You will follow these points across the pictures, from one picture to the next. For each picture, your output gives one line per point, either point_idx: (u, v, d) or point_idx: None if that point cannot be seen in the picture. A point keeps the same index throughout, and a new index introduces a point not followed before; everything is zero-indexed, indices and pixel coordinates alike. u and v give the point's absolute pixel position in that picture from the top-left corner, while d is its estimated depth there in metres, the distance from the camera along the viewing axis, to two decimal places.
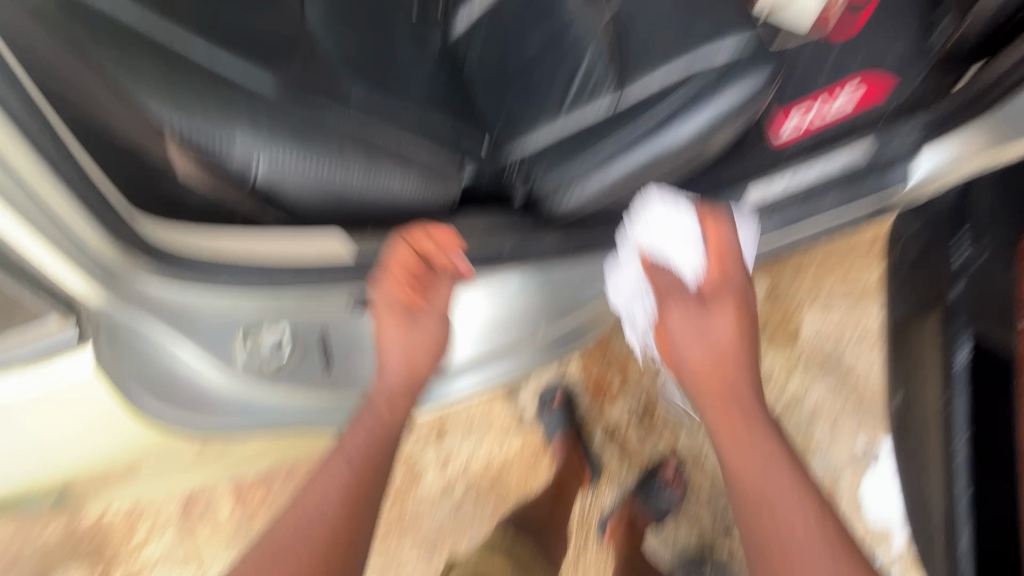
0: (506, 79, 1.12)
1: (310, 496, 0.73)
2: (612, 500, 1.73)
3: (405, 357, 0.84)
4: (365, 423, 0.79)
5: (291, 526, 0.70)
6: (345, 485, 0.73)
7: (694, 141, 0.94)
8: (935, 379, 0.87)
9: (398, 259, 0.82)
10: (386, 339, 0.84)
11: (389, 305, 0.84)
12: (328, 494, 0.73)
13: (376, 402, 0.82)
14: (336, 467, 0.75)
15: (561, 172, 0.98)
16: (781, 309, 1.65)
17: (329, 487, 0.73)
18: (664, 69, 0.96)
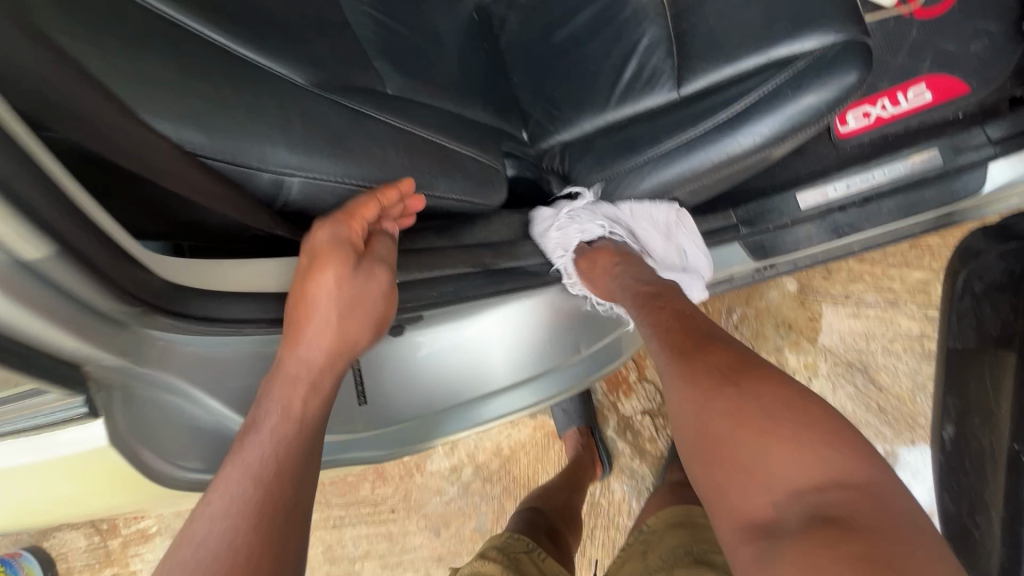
0: (550, 62, 1.01)
1: (229, 470, 0.59)
2: (622, 493, 1.71)
3: (350, 323, 0.66)
4: (291, 391, 0.64)
5: (209, 502, 0.56)
6: (255, 490, 0.57)
7: (764, 149, 0.84)
8: (1010, 422, 0.78)
9: (360, 204, 0.65)
10: (317, 306, 0.65)
11: (336, 246, 0.65)
12: (240, 483, 0.57)
13: (284, 381, 0.64)
14: (263, 414, 0.62)
15: (612, 171, 0.93)
16: (808, 309, 1.60)
17: (244, 471, 0.58)
18: (737, 62, 0.85)
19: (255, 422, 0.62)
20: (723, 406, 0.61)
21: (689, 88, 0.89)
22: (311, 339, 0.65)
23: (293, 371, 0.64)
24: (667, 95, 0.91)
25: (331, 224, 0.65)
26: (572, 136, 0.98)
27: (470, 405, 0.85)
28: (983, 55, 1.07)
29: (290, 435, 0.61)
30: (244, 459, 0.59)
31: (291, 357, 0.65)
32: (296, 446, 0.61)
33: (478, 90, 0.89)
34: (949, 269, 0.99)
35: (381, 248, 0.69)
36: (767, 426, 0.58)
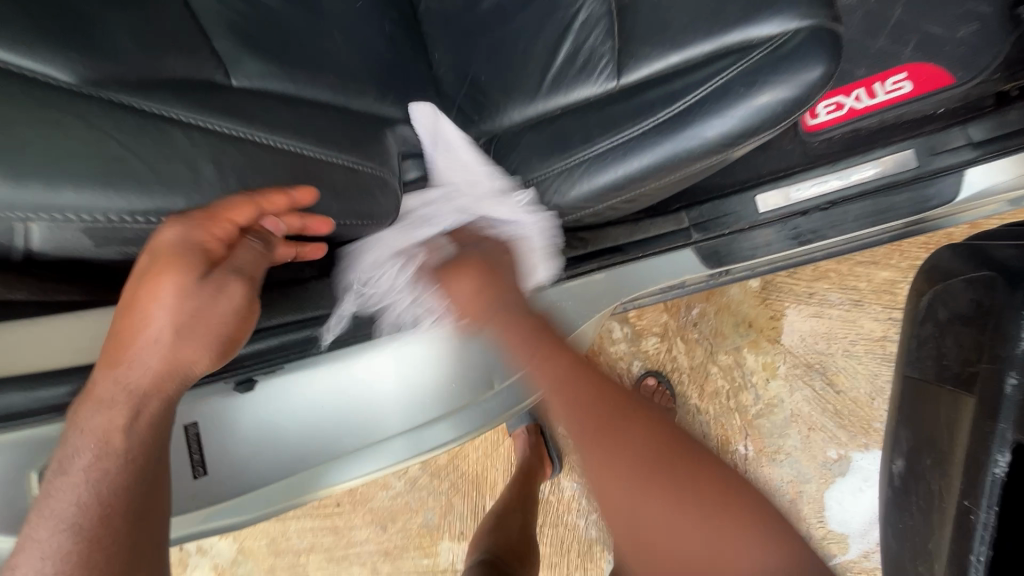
0: (475, 37, 0.85)
1: (47, 516, 0.54)
2: (571, 492, 1.65)
3: (187, 341, 0.56)
4: (106, 418, 0.54)
5: (28, 555, 0.53)
6: (73, 538, 0.53)
7: (710, 155, 0.71)
8: (961, 474, 0.70)
9: (233, 208, 0.54)
10: (151, 316, 0.54)
11: (185, 251, 0.53)
12: (63, 534, 0.53)
13: (105, 398, 0.54)
14: (74, 448, 0.55)
15: (539, 174, 0.78)
16: (770, 307, 1.51)
17: (63, 517, 0.54)
18: (685, 50, 0.72)
19: (66, 460, 0.55)
20: (605, 463, 0.55)
21: (631, 77, 0.75)
22: (138, 355, 0.55)
23: (114, 385, 0.54)
24: (606, 84, 0.77)
25: (182, 223, 0.52)
26: (499, 128, 0.83)
27: (354, 456, 0.73)
28: (971, 42, 0.95)
29: (110, 471, 0.55)
30: (63, 504, 0.54)
31: (122, 368, 0.55)
32: (120, 482, 0.55)
33: (374, 73, 0.73)
34: (915, 286, 0.88)
35: (245, 257, 0.59)
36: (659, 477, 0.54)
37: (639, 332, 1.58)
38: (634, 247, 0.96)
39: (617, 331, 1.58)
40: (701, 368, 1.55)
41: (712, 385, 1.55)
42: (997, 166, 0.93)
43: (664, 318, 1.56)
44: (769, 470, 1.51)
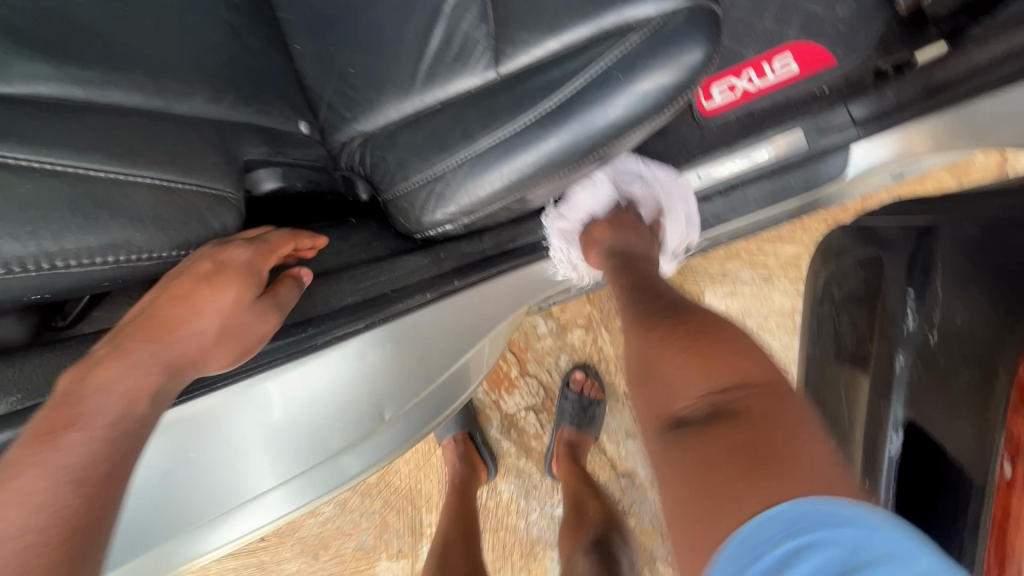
0: (339, 24, 0.76)
1: (16, 484, 0.40)
2: (509, 494, 1.62)
3: (223, 348, 0.56)
4: (141, 379, 0.49)
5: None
6: (49, 504, 0.40)
7: (597, 148, 0.67)
8: (860, 452, 0.71)
9: (279, 240, 0.61)
10: (201, 321, 0.54)
11: (249, 269, 0.57)
12: (49, 495, 0.40)
13: (138, 374, 0.49)
14: (89, 406, 0.45)
15: (420, 177, 0.71)
16: (688, 290, 1.53)
17: (51, 471, 0.41)
18: (562, 35, 0.66)
19: (72, 416, 0.44)
20: (655, 365, 0.57)
21: (507, 66, 0.69)
22: (177, 350, 0.53)
23: (147, 356, 0.50)
24: (482, 74, 0.70)
25: (249, 247, 0.58)
26: (373, 126, 0.75)
27: (230, 515, 0.68)
28: (850, 19, 0.96)
29: (126, 426, 0.46)
30: (46, 461, 0.41)
31: (155, 348, 0.51)
32: (120, 447, 0.45)
33: (211, 71, 0.63)
34: (815, 263, 0.89)
35: (285, 294, 0.61)
36: (666, 344, 0.59)
37: (563, 325, 1.58)
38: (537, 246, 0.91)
39: (542, 326, 1.58)
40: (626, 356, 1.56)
41: None
42: (869, 147, 0.94)
43: (587, 309, 1.56)
44: None
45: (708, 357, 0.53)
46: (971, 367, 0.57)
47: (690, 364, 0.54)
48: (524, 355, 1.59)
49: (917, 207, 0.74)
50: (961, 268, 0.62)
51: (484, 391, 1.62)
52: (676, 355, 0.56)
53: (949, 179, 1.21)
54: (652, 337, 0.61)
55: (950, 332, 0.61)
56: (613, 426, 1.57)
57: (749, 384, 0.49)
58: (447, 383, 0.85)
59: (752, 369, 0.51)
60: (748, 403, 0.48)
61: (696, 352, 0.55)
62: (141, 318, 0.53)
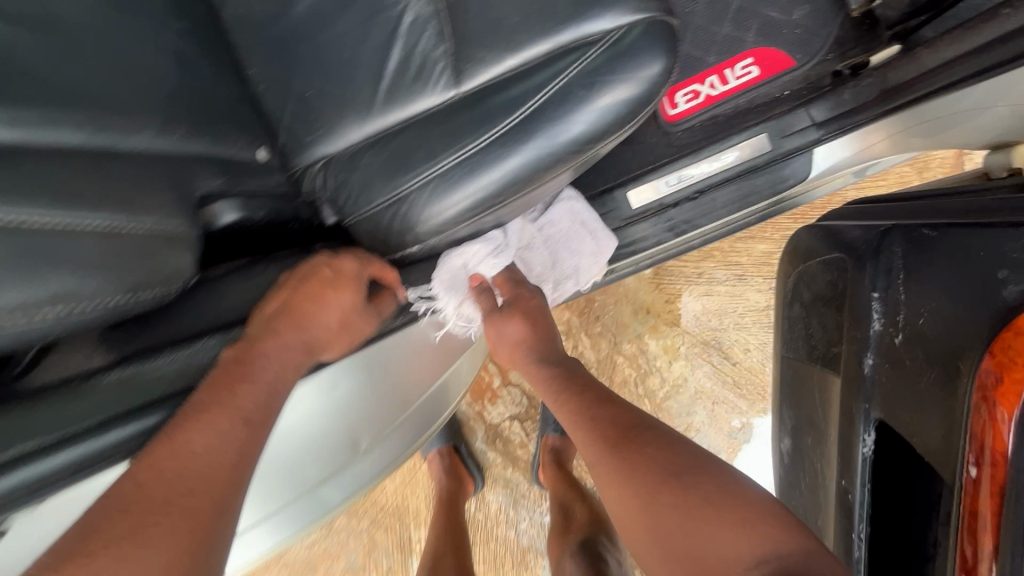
0: (295, 45, 0.74)
1: (206, 416, 0.54)
2: (497, 505, 1.61)
3: (337, 341, 0.67)
4: (286, 354, 0.62)
5: (188, 441, 0.52)
6: (224, 447, 0.54)
7: (561, 164, 0.66)
8: (836, 452, 0.71)
9: (378, 266, 0.71)
10: (321, 319, 0.66)
11: (355, 277, 0.69)
12: (225, 443, 0.55)
13: (277, 352, 0.61)
14: (254, 366, 0.59)
15: (385, 199, 0.70)
16: (665, 292, 1.54)
17: (230, 418, 0.55)
18: (521, 51, 0.66)
19: (244, 371, 0.58)
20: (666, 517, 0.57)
21: (467, 84, 0.68)
22: (304, 340, 0.64)
23: (286, 335, 0.63)
24: (442, 93, 0.69)
25: (358, 260, 0.70)
26: (334, 149, 0.73)
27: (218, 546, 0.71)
28: (806, 24, 0.97)
29: (273, 395, 0.60)
30: (227, 410, 0.56)
31: (296, 331, 0.64)
32: (261, 414, 0.58)
33: (159, 102, 0.61)
34: (786, 263, 0.90)
35: (386, 305, 0.72)
36: (660, 485, 0.59)
37: None
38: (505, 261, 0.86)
39: None
40: (607, 360, 1.57)
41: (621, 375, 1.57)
42: (829, 149, 0.95)
43: (567, 315, 1.56)
44: None
45: (707, 514, 0.55)
46: (935, 372, 0.57)
47: (714, 529, 0.54)
48: (506, 364, 1.59)
49: (868, 209, 0.75)
50: (919, 271, 0.62)
51: (468, 403, 1.61)
52: (687, 515, 0.56)
53: (910, 174, 1.24)
54: (649, 476, 0.61)
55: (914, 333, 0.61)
56: None
57: (781, 552, 0.51)
58: (424, 405, 0.82)
59: (776, 540, 0.52)
60: (797, 563, 0.50)
61: (688, 506, 0.56)
62: (277, 310, 0.64)
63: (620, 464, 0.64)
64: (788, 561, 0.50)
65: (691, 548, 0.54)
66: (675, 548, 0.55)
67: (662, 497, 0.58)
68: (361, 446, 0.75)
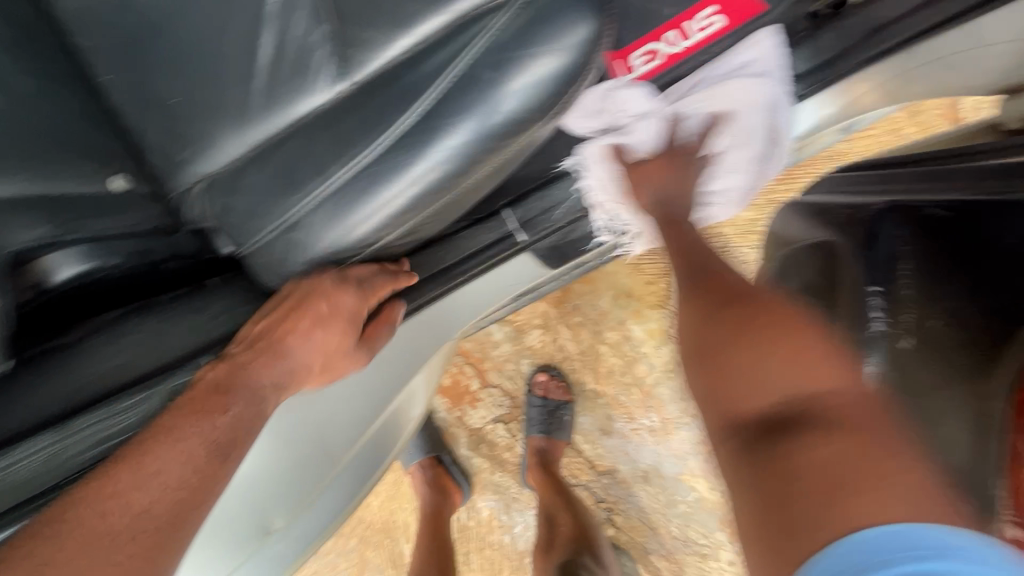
0: (148, 43, 0.60)
1: (172, 442, 0.51)
2: (489, 510, 1.53)
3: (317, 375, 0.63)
4: (269, 375, 0.58)
5: (155, 470, 0.50)
6: (183, 481, 0.51)
7: (480, 169, 0.53)
8: None
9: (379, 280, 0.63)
10: (311, 355, 0.61)
11: (350, 312, 0.61)
12: (186, 473, 0.51)
13: (262, 376, 0.58)
14: (236, 391, 0.55)
15: (276, 224, 0.58)
16: (646, 273, 1.40)
17: (190, 450, 0.52)
18: (414, 29, 0.52)
19: (221, 401, 0.54)
20: (739, 354, 0.52)
21: (356, 77, 0.55)
22: (285, 374, 0.59)
23: (274, 368, 0.59)
24: (329, 89, 0.56)
25: (354, 292, 0.60)
26: (213, 167, 0.61)
27: None
28: None
29: (238, 425, 0.55)
30: (198, 431, 0.53)
31: (286, 360, 0.60)
32: (225, 443, 0.54)
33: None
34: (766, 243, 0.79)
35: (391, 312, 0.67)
36: (731, 334, 0.54)
37: (519, 329, 1.47)
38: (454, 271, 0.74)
39: (497, 332, 1.48)
40: (590, 351, 1.46)
41: (605, 365, 1.46)
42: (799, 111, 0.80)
43: (542, 307, 1.45)
44: (678, 438, 1.43)
45: (803, 360, 0.48)
46: (953, 387, 0.46)
47: (770, 364, 0.49)
48: (483, 366, 1.49)
49: (868, 184, 0.63)
50: (929, 257, 0.51)
51: (447, 409, 1.50)
52: (750, 347, 0.51)
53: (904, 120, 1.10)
54: (710, 314, 0.58)
55: (925, 335, 0.48)
56: (586, 425, 1.49)
57: (837, 417, 0.43)
58: (383, 432, 0.73)
59: (838, 389, 0.45)
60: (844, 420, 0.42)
61: (762, 342, 0.51)
62: (260, 335, 0.59)
63: (723, 333, 0.55)
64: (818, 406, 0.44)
65: (738, 376, 0.51)
66: (716, 377, 0.53)
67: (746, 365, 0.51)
68: (316, 491, 0.64)
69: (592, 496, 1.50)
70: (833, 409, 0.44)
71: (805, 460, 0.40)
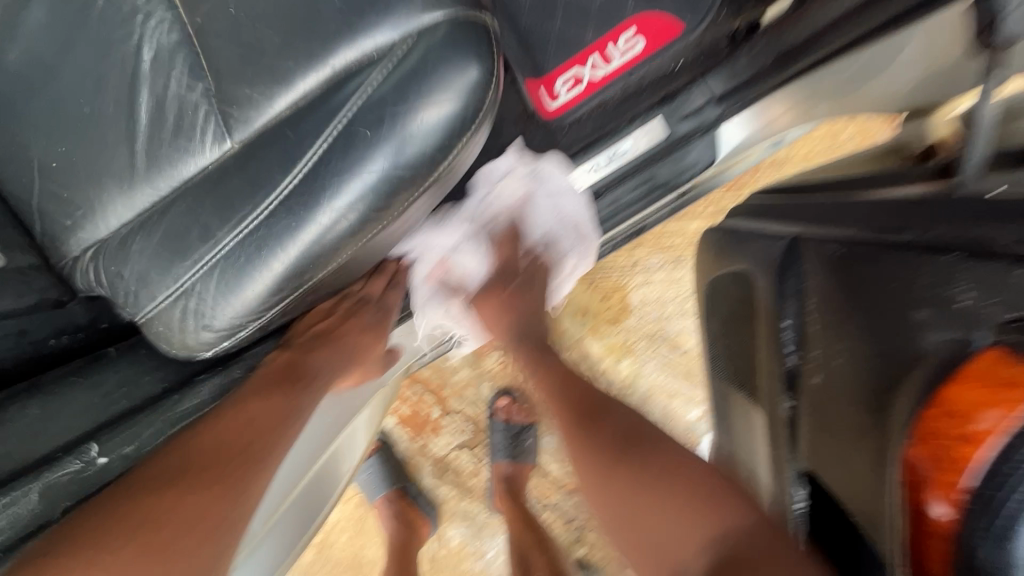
0: (22, 108, 0.56)
1: (259, 400, 0.61)
2: (460, 540, 1.41)
3: (359, 369, 0.72)
4: (335, 364, 0.69)
5: (249, 412, 0.59)
6: (259, 424, 0.59)
7: (373, 225, 0.51)
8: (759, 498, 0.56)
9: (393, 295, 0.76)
10: (357, 354, 0.71)
11: (376, 320, 0.74)
12: (264, 420, 0.60)
13: (333, 365, 0.68)
14: (311, 368, 0.67)
15: (167, 292, 0.55)
16: (601, 288, 1.22)
17: (285, 403, 0.62)
18: (293, 86, 0.50)
19: (301, 372, 0.66)
20: (626, 487, 0.63)
21: (239, 136, 0.52)
22: (336, 363, 0.69)
23: (330, 359, 0.68)
24: (211, 150, 0.53)
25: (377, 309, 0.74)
26: (99, 236, 0.57)
27: None
28: None
29: (300, 404, 0.63)
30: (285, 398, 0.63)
31: (348, 349, 0.70)
32: (275, 428, 0.60)
33: None
34: (699, 266, 0.77)
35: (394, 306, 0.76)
36: (636, 493, 0.62)
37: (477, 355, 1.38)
38: (380, 323, 0.74)
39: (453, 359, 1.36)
40: None
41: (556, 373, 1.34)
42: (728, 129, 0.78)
43: None
44: None
45: (685, 501, 0.58)
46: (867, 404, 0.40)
47: (672, 520, 0.58)
48: (443, 395, 1.38)
49: (784, 210, 0.62)
50: (834, 297, 0.47)
51: (408, 440, 1.40)
52: (649, 498, 0.61)
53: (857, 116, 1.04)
54: (612, 456, 0.66)
55: (839, 371, 0.45)
56: (548, 446, 1.39)
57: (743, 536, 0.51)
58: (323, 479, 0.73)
59: (734, 516, 0.53)
60: (754, 544, 0.49)
61: (658, 507, 0.60)
62: (320, 333, 0.70)
63: (645, 481, 0.62)
64: (727, 535, 0.53)
65: (637, 538, 0.61)
66: (627, 536, 0.62)
67: (638, 494, 0.62)
68: None
69: (561, 519, 1.37)
70: (731, 529, 0.52)
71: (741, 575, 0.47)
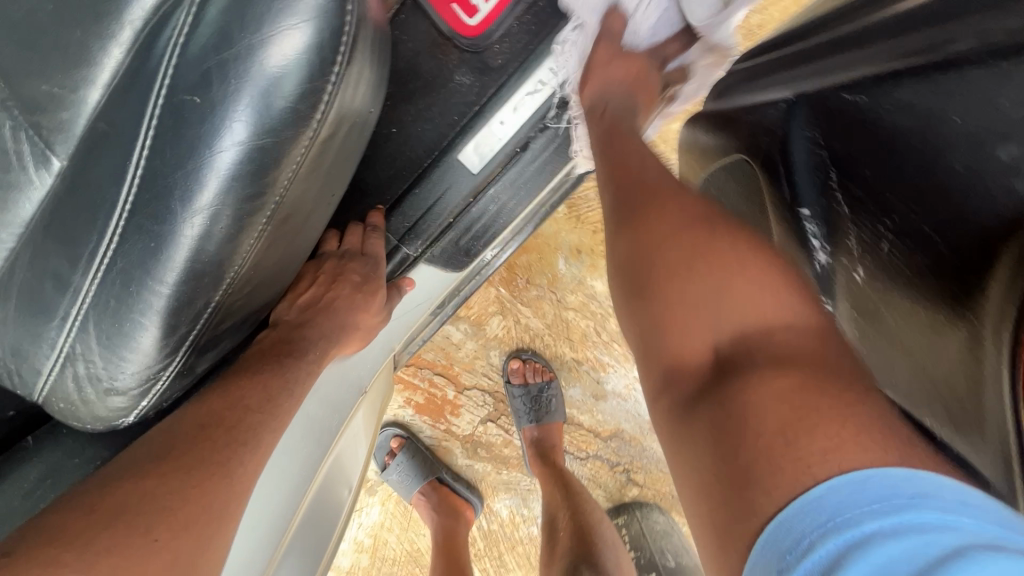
0: None
1: (258, 375, 0.52)
2: (510, 512, 1.13)
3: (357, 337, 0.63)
4: (328, 334, 0.60)
5: (250, 393, 0.50)
6: (265, 400, 0.50)
7: (253, 215, 0.39)
8: None
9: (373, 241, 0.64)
10: (356, 319, 0.62)
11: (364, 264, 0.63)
12: (268, 397, 0.51)
13: (328, 336, 0.59)
14: (306, 340, 0.57)
15: (48, 364, 0.44)
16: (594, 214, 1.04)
17: (286, 374, 0.53)
18: (96, 64, 0.37)
19: (295, 342, 0.57)
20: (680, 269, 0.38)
21: (63, 148, 0.39)
22: (331, 333, 0.59)
23: (325, 325, 0.60)
24: (36, 181, 0.40)
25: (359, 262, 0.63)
26: None
27: None
28: None
29: (306, 372, 0.55)
30: (291, 372, 0.54)
31: (337, 314, 0.61)
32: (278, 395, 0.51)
33: None
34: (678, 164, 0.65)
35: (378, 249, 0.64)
36: (682, 242, 0.39)
37: (477, 321, 1.04)
38: (349, 291, 0.62)
39: (454, 331, 1.05)
40: (558, 322, 1.03)
41: (580, 329, 1.03)
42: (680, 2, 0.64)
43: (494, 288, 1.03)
44: None
45: (704, 251, 0.38)
46: None
47: (723, 288, 0.36)
48: (453, 372, 1.06)
49: (767, 71, 0.48)
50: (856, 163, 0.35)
51: (429, 427, 1.11)
52: (715, 260, 0.37)
53: None
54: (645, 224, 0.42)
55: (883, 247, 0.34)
56: (578, 398, 1.06)
57: (791, 352, 0.33)
58: (330, 494, 0.63)
59: (792, 320, 0.35)
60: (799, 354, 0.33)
61: (717, 288, 0.37)
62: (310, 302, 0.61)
63: (679, 241, 0.39)
64: (774, 341, 0.34)
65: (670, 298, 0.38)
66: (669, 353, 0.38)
67: (674, 258, 0.38)
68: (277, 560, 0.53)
69: (606, 465, 1.07)
70: (791, 346, 0.33)
71: (758, 395, 0.31)
